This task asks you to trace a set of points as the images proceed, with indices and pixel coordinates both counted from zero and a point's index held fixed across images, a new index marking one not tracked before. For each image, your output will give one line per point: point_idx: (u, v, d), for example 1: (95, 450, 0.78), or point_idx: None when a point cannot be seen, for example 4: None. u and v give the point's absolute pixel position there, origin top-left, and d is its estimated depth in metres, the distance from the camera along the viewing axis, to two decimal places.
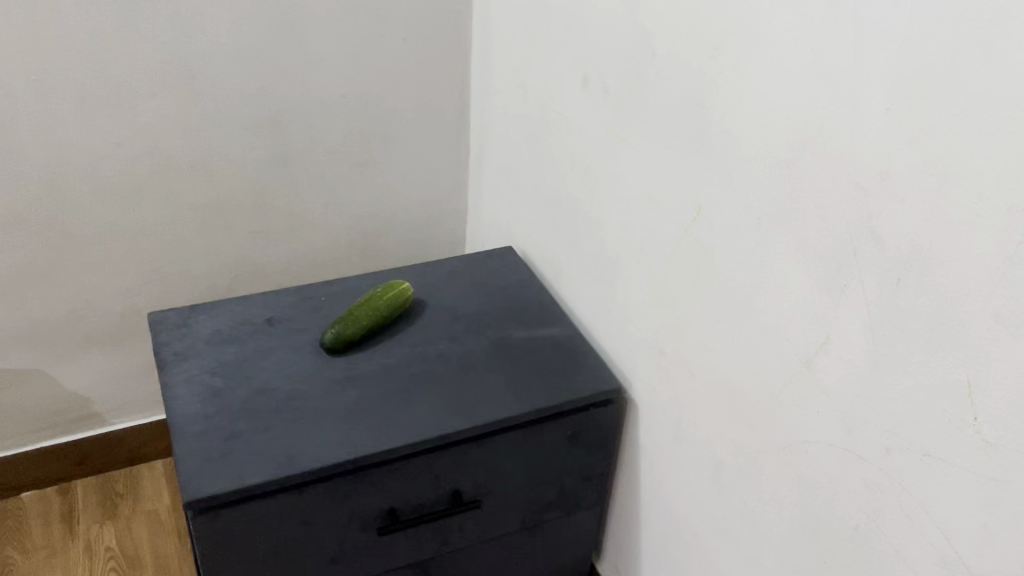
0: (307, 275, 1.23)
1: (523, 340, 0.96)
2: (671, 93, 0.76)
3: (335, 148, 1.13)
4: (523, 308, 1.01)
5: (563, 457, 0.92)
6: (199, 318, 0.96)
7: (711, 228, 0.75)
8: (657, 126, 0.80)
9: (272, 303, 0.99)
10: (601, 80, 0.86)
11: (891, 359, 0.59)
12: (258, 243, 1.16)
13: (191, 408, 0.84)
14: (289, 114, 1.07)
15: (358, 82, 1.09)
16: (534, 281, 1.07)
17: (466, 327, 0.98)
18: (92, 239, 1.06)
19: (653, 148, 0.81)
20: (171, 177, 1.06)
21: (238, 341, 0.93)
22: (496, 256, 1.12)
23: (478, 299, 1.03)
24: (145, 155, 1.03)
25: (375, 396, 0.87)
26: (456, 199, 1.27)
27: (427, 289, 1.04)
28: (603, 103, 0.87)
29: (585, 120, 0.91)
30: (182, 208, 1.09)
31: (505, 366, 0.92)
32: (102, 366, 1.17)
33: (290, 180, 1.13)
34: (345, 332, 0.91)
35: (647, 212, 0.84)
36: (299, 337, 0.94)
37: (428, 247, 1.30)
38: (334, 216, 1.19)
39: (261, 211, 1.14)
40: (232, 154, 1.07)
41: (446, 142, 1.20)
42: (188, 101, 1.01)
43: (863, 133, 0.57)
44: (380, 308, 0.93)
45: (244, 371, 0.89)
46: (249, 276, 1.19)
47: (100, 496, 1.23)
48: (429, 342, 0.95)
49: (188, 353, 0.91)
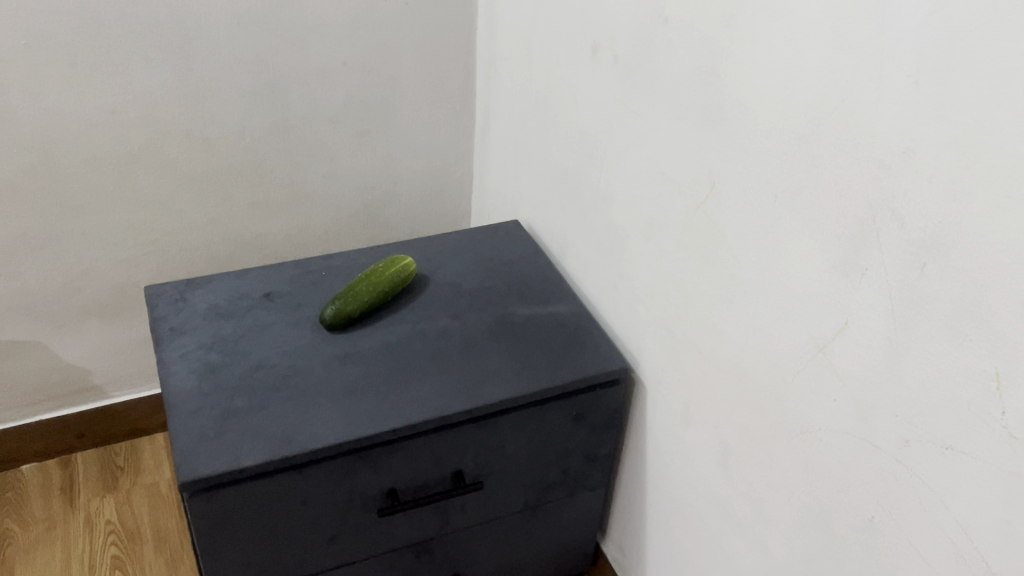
0: (309, 247, 1.20)
1: (528, 317, 0.94)
2: (684, 62, 0.73)
3: (336, 117, 1.10)
4: (528, 284, 0.99)
5: (568, 437, 0.90)
6: (196, 291, 0.94)
7: (724, 205, 0.72)
8: (667, 97, 0.76)
9: (270, 277, 0.97)
10: (609, 49, 0.83)
11: (912, 346, 0.56)
12: (257, 213, 1.14)
13: (187, 385, 0.82)
14: (288, 81, 1.04)
15: (360, 48, 1.05)
16: (539, 256, 1.04)
17: (469, 303, 0.95)
18: (88, 208, 1.04)
19: (663, 120, 0.78)
20: (168, 145, 1.03)
21: (235, 315, 0.91)
22: (502, 229, 1.09)
23: (482, 274, 1.00)
24: (142, 122, 1.00)
25: (375, 375, 0.85)
26: (461, 169, 1.23)
27: (430, 263, 1.01)
28: (611, 73, 0.84)
29: (593, 89, 0.88)
30: (179, 178, 1.06)
31: (509, 344, 0.90)
32: (100, 338, 1.15)
33: (289, 149, 1.10)
34: (346, 309, 0.88)
35: (655, 186, 0.81)
36: (299, 312, 0.92)
37: (432, 219, 1.27)
38: (335, 186, 1.16)
39: (261, 181, 1.11)
40: (231, 122, 1.04)
41: (450, 111, 1.17)
42: (185, 66, 0.98)
43: (887, 108, 0.54)
44: (381, 284, 0.91)
45: (241, 347, 0.87)
46: (248, 248, 1.16)
47: (100, 469, 1.22)
48: (432, 319, 0.92)
49: (185, 327, 0.89)
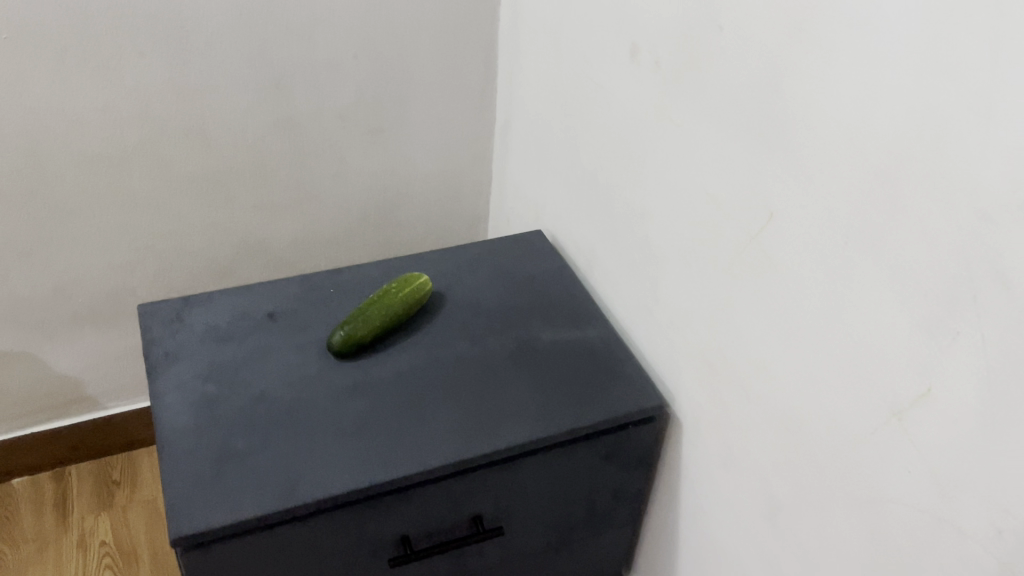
0: (316, 251, 1.12)
1: (553, 343, 0.86)
2: (741, 76, 0.64)
3: (345, 114, 1.01)
4: (553, 303, 0.91)
5: (596, 476, 0.83)
6: (194, 310, 0.86)
7: (783, 239, 0.63)
8: (718, 113, 0.68)
9: (273, 293, 0.89)
10: (652, 53, 0.74)
11: (1012, 426, 0.48)
12: (260, 217, 1.05)
13: (182, 421, 0.75)
14: (294, 77, 0.95)
15: (372, 41, 0.96)
16: (563, 270, 0.96)
17: (489, 326, 0.87)
18: (78, 212, 0.96)
19: (712, 137, 0.69)
20: (164, 145, 0.95)
21: (235, 339, 0.83)
22: (523, 238, 1.00)
23: (503, 291, 0.92)
24: (135, 120, 0.92)
25: (387, 410, 0.78)
26: (479, 169, 1.15)
27: (446, 278, 0.93)
28: (652, 80, 0.75)
29: (630, 96, 0.79)
30: (177, 180, 0.98)
31: (534, 375, 0.82)
32: (94, 348, 1.08)
33: (295, 149, 1.01)
34: (356, 335, 0.81)
35: (700, 210, 0.73)
36: (304, 335, 0.84)
37: (447, 221, 1.18)
38: (344, 188, 1.08)
39: (264, 183, 1.03)
40: (232, 121, 0.96)
41: (469, 107, 1.08)
42: (183, 61, 0.89)
43: (996, 150, 0.46)
44: (394, 307, 0.83)
45: (241, 376, 0.79)
46: (251, 253, 1.08)
47: (95, 483, 1.15)
48: (448, 344, 0.85)
49: (181, 353, 0.81)
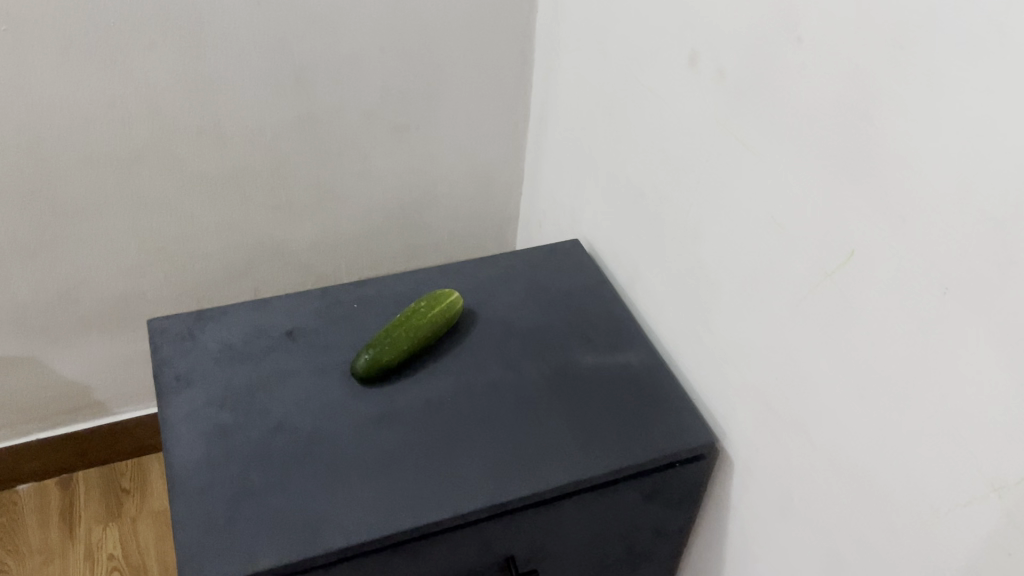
0: (336, 254, 1.06)
1: (593, 369, 0.79)
2: (823, 96, 0.57)
3: (370, 111, 0.94)
4: (591, 323, 0.84)
5: (637, 514, 0.77)
6: (207, 327, 0.80)
7: (866, 281, 0.57)
8: (791, 134, 0.61)
9: (293, 308, 0.83)
10: (714, 62, 0.67)
11: None
12: (278, 218, 0.99)
13: (194, 455, 0.69)
14: (316, 71, 0.89)
15: (400, 34, 0.89)
16: (602, 285, 0.89)
17: (523, 349, 0.81)
18: (85, 214, 0.90)
19: (782, 159, 0.62)
20: (176, 143, 0.88)
21: (251, 360, 0.77)
22: (559, 248, 0.94)
23: (538, 309, 0.86)
24: (145, 118, 0.85)
25: (415, 444, 0.72)
26: (510, 169, 1.08)
27: (477, 294, 0.87)
28: (713, 90, 0.68)
29: (685, 105, 0.72)
30: (190, 180, 0.92)
31: (573, 405, 0.76)
32: (102, 353, 1.03)
33: (315, 148, 0.95)
34: (381, 359, 0.75)
35: (764, 238, 0.66)
36: (325, 357, 0.78)
37: (475, 223, 1.12)
38: (366, 187, 1.01)
39: (283, 183, 0.96)
40: (249, 118, 0.89)
41: (501, 104, 1.01)
42: (196, 55, 0.83)
43: None
44: (421, 329, 0.77)
45: (258, 404, 0.74)
46: (268, 255, 1.02)
47: (103, 492, 1.11)
48: (480, 369, 0.79)
49: (193, 376, 0.75)
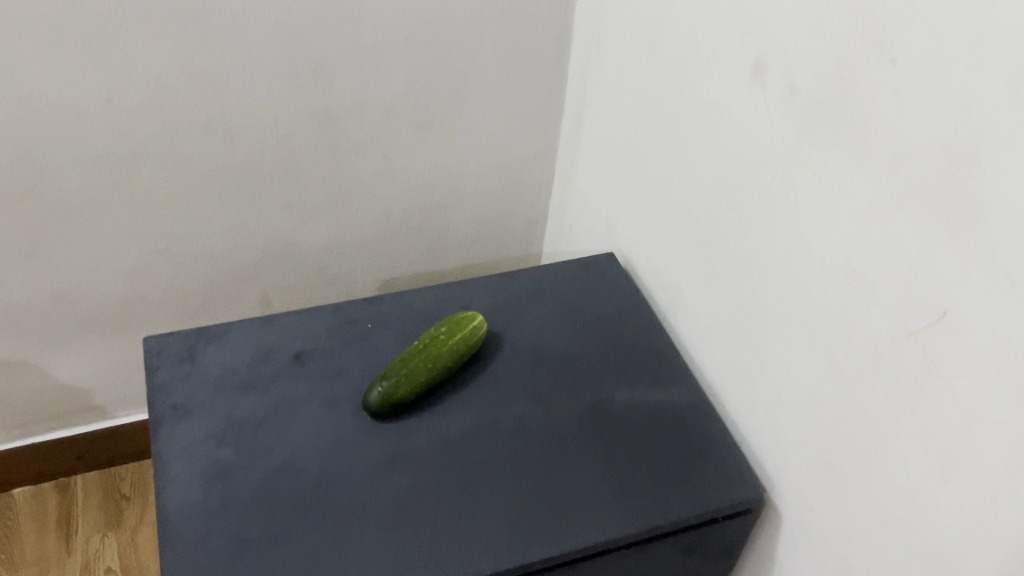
0: (352, 255, 0.99)
1: (630, 407, 0.72)
2: (919, 128, 0.49)
3: (391, 106, 0.86)
4: (628, 352, 0.77)
5: (674, 568, 0.70)
6: (208, 347, 0.73)
7: (960, 349, 0.49)
8: (876, 169, 0.53)
9: (302, 328, 0.76)
10: (785, 76, 0.59)
11: None
12: (291, 219, 0.92)
13: (191, 499, 0.63)
14: (333, 63, 0.80)
15: (426, 23, 0.81)
16: (640, 307, 0.81)
17: (553, 381, 0.74)
18: (82, 213, 0.83)
19: (863, 196, 0.54)
20: (180, 139, 0.81)
21: (255, 388, 0.70)
22: (594, 262, 0.86)
23: (570, 334, 0.78)
24: (146, 112, 0.78)
25: (432, 491, 0.65)
26: (541, 168, 1.00)
27: (503, 315, 0.79)
28: (781, 109, 0.60)
29: (746, 122, 0.64)
30: (195, 178, 0.85)
31: (607, 450, 0.69)
32: (102, 356, 0.96)
33: (332, 145, 0.87)
34: (396, 394, 0.68)
35: (835, 281, 0.58)
36: (335, 386, 0.71)
37: (501, 225, 1.04)
38: (386, 186, 0.93)
39: (295, 182, 0.89)
40: (260, 113, 0.82)
41: (534, 100, 0.92)
42: (201, 45, 0.75)
43: None
44: (442, 359, 0.70)
45: (262, 440, 0.67)
46: (280, 257, 0.95)
47: (103, 498, 1.05)
48: (506, 404, 0.71)
49: (192, 405, 0.69)
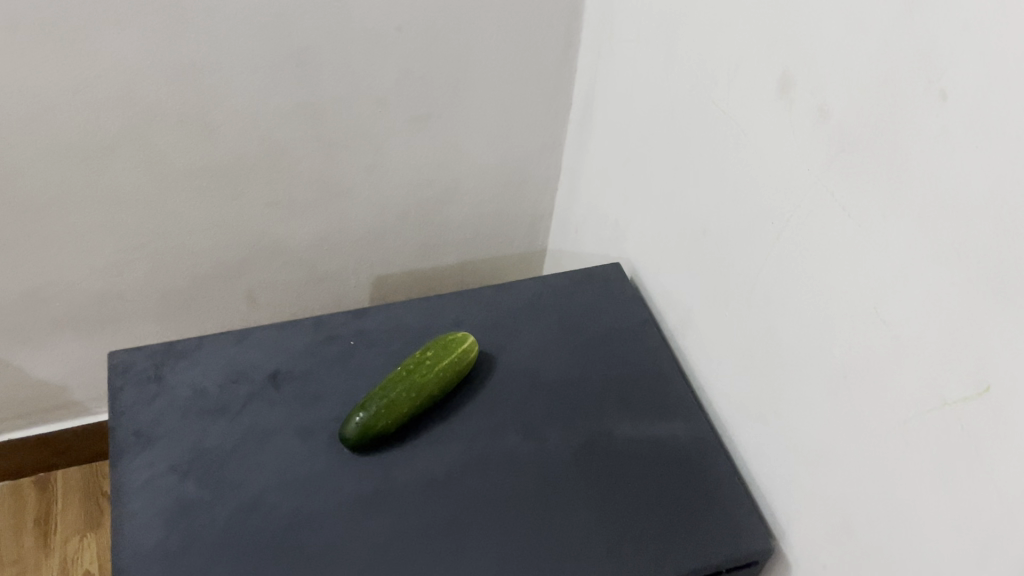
0: (343, 252, 0.93)
1: (630, 443, 0.67)
2: (971, 175, 0.42)
3: (385, 98, 0.80)
4: (631, 379, 0.71)
5: None
6: (177, 365, 0.68)
7: (1006, 431, 0.43)
8: (918, 212, 0.46)
9: (279, 345, 0.70)
10: (816, 96, 0.52)
11: None
12: (277, 215, 0.86)
13: (150, 540, 0.58)
14: (320, 53, 0.74)
15: (423, 10, 0.73)
16: (646, 327, 0.75)
17: (549, 410, 0.68)
18: (50, 209, 0.77)
19: (899, 242, 0.48)
20: (154, 132, 0.75)
21: (226, 413, 0.65)
22: (598, 273, 0.80)
23: (569, 356, 0.72)
24: (116, 105, 0.72)
25: (412, 534, 0.60)
26: (547, 163, 0.93)
27: (497, 333, 0.73)
28: (809, 133, 0.53)
29: (769, 142, 0.57)
30: (171, 173, 0.79)
31: (603, 491, 0.63)
32: (79, 354, 0.92)
33: (320, 139, 0.81)
34: (376, 425, 0.62)
35: (863, 331, 0.52)
36: (312, 411, 0.66)
37: (503, 221, 0.98)
38: (379, 181, 0.87)
39: (281, 178, 0.83)
40: (241, 105, 0.75)
41: (540, 93, 0.85)
42: (175, 33, 0.68)
43: None
44: (427, 387, 0.64)
45: (230, 474, 0.62)
46: (266, 254, 0.90)
47: (84, 496, 1.01)
48: (496, 436, 0.66)
49: (156, 433, 0.64)
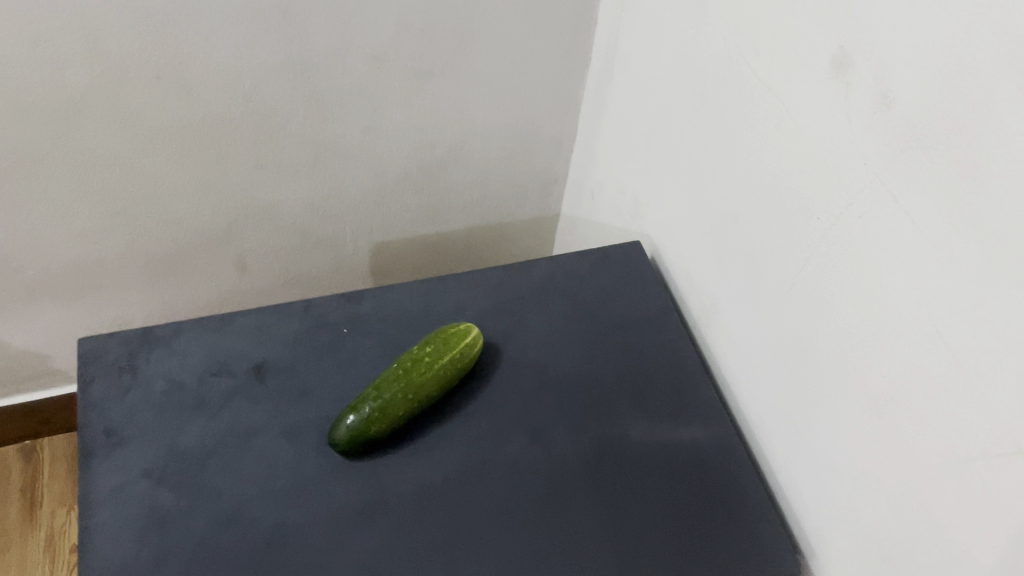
0: (339, 217, 0.86)
1: (647, 448, 0.61)
2: None
3: (382, 54, 0.72)
4: (649, 375, 0.65)
5: None
6: (152, 354, 0.62)
7: None
8: (999, 228, 0.39)
9: (264, 333, 0.64)
10: (878, 80, 0.44)
11: None
12: (266, 178, 0.79)
13: (119, 554, 0.53)
14: (309, 5, 0.66)
15: None
16: (666, 315, 0.69)
17: (558, 410, 0.62)
18: (17, 173, 0.71)
19: (972, 258, 0.41)
20: (126, 90, 0.68)
21: (205, 410, 0.60)
22: (614, 252, 0.73)
23: (581, 348, 0.66)
24: (82, 61, 0.64)
25: (406, 551, 0.54)
26: (560, 123, 0.85)
27: (503, 321, 0.67)
28: (867, 122, 0.45)
29: (816, 127, 0.49)
30: (148, 135, 0.72)
31: (616, 502, 0.58)
32: (58, 323, 0.86)
33: (311, 98, 0.73)
34: (368, 430, 0.56)
35: (921, 352, 0.45)
36: (298, 409, 0.60)
37: (512, 185, 0.90)
38: (377, 142, 0.80)
39: (270, 139, 0.76)
40: (222, 62, 0.68)
41: (555, 48, 0.77)
42: None
43: None
44: (425, 387, 0.58)
45: (208, 480, 0.56)
46: (255, 219, 0.83)
47: (71, 465, 0.98)
48: (500, 439, 0.60)
49: (128, 432, 0.58)
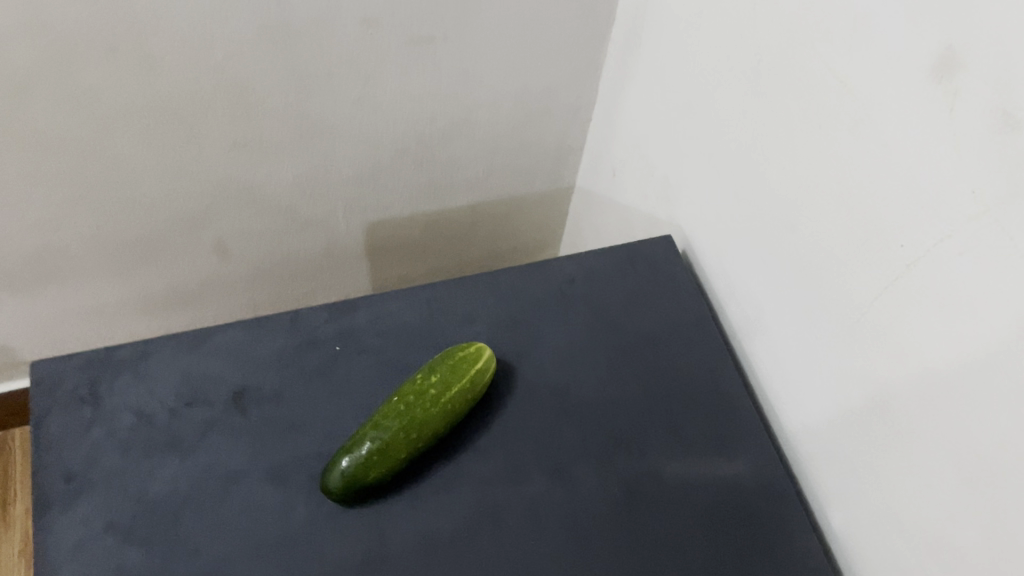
0: (329, 195, 0.77)
1: (683, 488, 0.53)
2: None
3: (376, 19, 0.62)
4: (684, 399, 0.57)
5: None
6: (118, 381, 0.54)
7: None
8: None
9: (246, 354, 0.57)
10: (999, 94, 0.35)
11: None
12: (245, 158, 0.70)
13: None
14: None
15: None
16: (702, 324, 0.61)
17: (582, 443, 0.55)
18: None
19: None
20: (77, 67, 0.58)
21: (179, 450, 0.52)
22: (643, 250, 0.64)
23: (607, 366, 0.58)
24: (22, 36, 0.54)
25: None
26: (578, 90, 0.76)
27: (518, 335, 0.59)
28: (980, 144, 0.36)
29: (907, 140, 0.40)
30: (107, 115, 0.62)
31: (648, 555, 0.51)
32: (21, 314, 0.78)
33: (294, 70, 0.64)
34: (365, 478, 0.49)
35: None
36: (286, 447, 0.53)
37: (523, 157, 0.81)
38: (370, 115, 0.71)
39: (248, 117, 0.66)
40: (189, 32, 0.58)
41: (575, 9, 0.67)
42: None
43: None
44: (429, 425, 0.50)
45: (183, 536, 0.49)
46: (235, 202, 0.74)
47: None
48: (517, 479, 0.53)
49: (91, 477, 0.51)
